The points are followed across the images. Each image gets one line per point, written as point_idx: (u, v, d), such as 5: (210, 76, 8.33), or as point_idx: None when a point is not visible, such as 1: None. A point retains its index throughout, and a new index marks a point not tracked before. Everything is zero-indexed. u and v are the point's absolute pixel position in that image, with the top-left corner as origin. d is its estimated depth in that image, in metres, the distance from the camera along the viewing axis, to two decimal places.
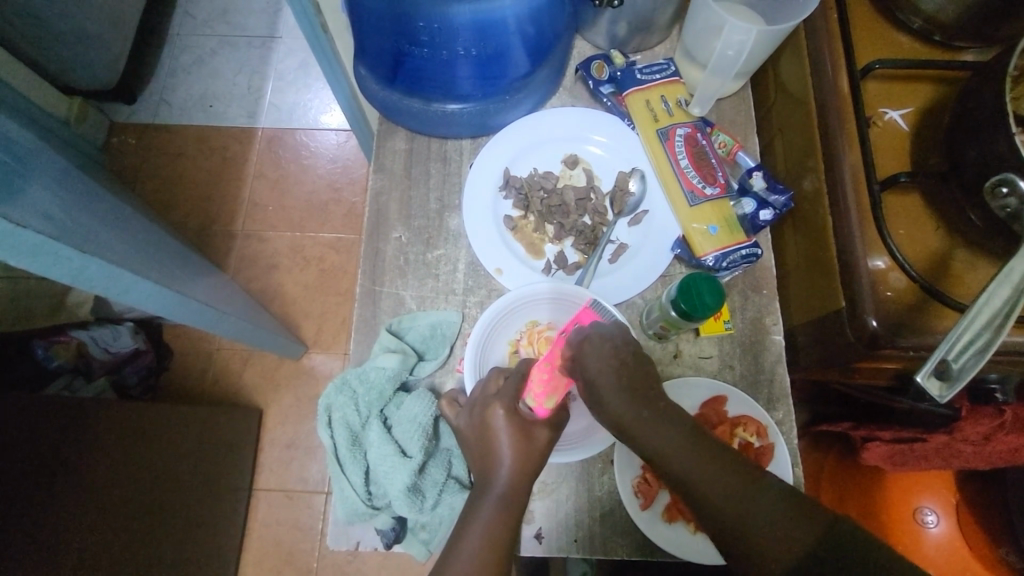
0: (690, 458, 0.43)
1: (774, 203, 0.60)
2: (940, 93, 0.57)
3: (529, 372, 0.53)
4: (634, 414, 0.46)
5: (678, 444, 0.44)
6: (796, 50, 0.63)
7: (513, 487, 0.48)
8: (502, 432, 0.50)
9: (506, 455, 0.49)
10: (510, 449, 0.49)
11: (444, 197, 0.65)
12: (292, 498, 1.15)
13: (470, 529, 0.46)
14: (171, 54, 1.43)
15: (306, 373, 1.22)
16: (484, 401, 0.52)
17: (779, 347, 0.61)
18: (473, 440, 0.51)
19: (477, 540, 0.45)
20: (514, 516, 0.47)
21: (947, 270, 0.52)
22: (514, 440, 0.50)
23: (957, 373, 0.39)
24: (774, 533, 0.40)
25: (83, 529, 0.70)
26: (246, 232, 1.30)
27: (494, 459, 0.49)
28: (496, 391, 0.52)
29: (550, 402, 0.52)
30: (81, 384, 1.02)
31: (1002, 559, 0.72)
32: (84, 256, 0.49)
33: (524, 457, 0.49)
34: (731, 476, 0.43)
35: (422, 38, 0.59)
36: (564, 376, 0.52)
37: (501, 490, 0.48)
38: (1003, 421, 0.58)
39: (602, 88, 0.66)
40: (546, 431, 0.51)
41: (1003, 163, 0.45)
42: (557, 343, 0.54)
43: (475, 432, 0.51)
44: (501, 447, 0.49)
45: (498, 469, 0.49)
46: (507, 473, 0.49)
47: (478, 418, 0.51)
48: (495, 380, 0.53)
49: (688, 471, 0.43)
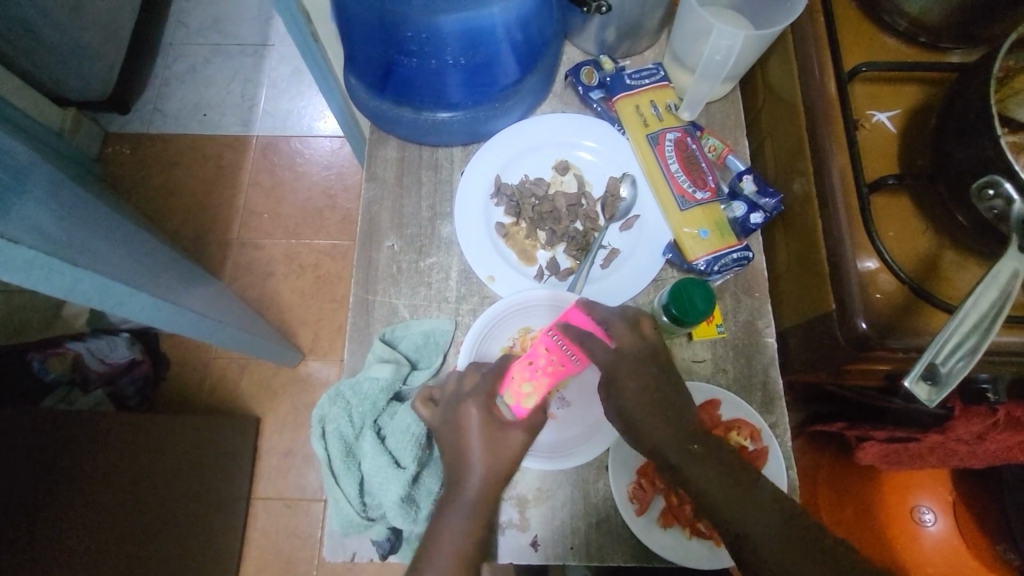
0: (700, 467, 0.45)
1: (764, 206, 0.61)
2: (926, 95, 0.58)
3: (508, 368, 0.53)
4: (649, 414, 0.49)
5: (710, 471, 0.44)
6: (784, 53, 0.63)
7: (484, 490, 0.49)
8: (474, 429, 0.50)
9: (478, 452, 0.49)
10: (482, 449, 0.49)
11: (436, 205, 0.65)
12: (290, 507, 1.15)
13: (444, 528, 0.47)
14: (164, 63, 1.44)
15: (303, 380, 1.22)
16: (459, 399, 0.52)
17: (772, 349, 0.61)
18: (446, 436, 0.51)
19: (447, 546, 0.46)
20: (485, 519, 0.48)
21: (937, 272, 0.52)
22: (485, 438, 0.50)
23: (945, 376, 0.39)
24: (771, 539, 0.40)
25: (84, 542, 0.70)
26: (241, 240, 1.30)
27: (464, 458, 0.50)
28: (472, 387, 0.52)
29: (527, 403, 0.52)
30: (78, 396, 1.02)
31: (999, 556, 0.73)
32: (77, 270, 0.49)
33: (494, 458, 0.49)
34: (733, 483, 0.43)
35: (411, 48, 0.58)
36: (548, 380, 0.53)
37: (472, 492, 0.49)
38: (995, 420, 0.56)
39: (592, 93, 0.67)
40: (520, 433, 0.51)
41: (989, 165, 0.45)
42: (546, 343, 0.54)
43: (449, 430, 0.51)
44: (473, 447, 0.50)
45: (469, 470, 0.49)
46: (479, 475, 0.49)
47: (453, 415, 0.51)
48: (471, 377, 0.53)
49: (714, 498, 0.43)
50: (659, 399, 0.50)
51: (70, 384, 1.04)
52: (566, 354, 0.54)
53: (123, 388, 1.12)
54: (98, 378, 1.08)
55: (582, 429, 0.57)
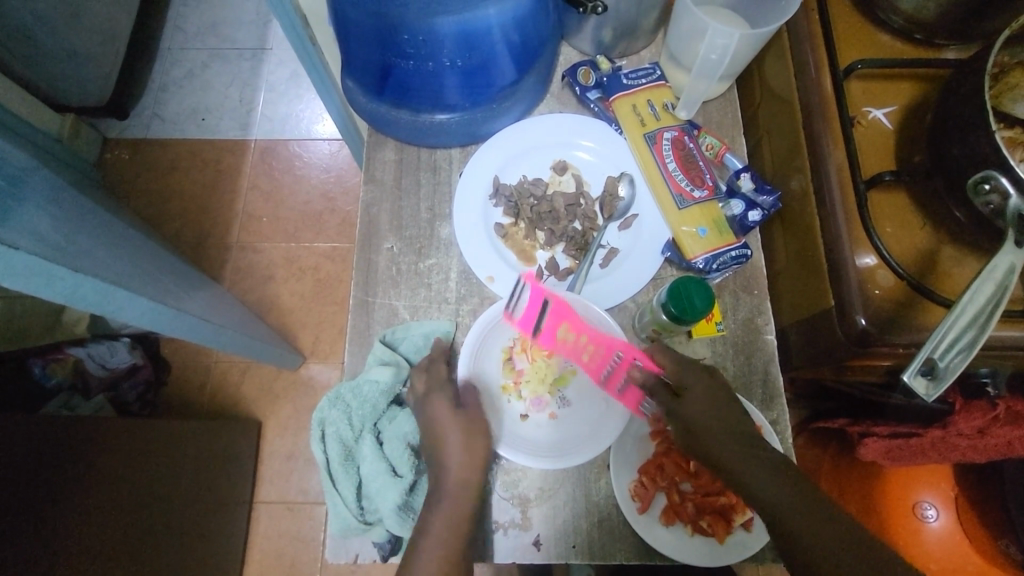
0: (738, 459, 0.48)
1: (762, 203, 0.61)
2: (922, 91, 0.58)
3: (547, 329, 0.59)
4: (690, 404, 0.52)
5: (759, 465, 0.47)
6: (780, 51, 0.63)
7: (466, 478, 0.52)
8: (449, 420, 0.54)
9: (451, 448, 0.53)
10: (459, 442, 0.53)
11: (435, 206, 0.66)
12: (292, 510, 1.15)
13: (433, 519, 0.51)
14: (162, 68, 1.44)
15: (304, 383, 1.22)
16: (434, 394, 0.56)
17: (771, 346, 0.61)
18: (426, 430, 0.55)
19: (433, 544, 0.50)
20: (472, 504, 0.52)
21: (933, 267, 0.52)
22: (457, 435, 0.53)
23: (943, 371, 0.40)
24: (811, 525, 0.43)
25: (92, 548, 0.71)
26: (240, 243, 1.31)
27: (444, 450, 0.53)
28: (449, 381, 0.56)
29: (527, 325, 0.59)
30: (79, 401, 1.03)
31: (1002, 551, 0.73)
32: (77, 275, 0.49)
33: (470, 450, 0.53)
34: (775, 476, 0.46)
35: (408, 51, 0.57)
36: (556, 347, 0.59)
37: (451, 484, 0.52)
38: (996, 414, 0.57)
39: (589, 93, 0.67)
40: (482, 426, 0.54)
41: (984, 160, 0.45)
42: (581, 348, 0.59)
43: (426, 423, 0.55)
44: (449, 437, 0.53)
45: (448, 462, 0.52)
46: (455, 465, 0.52)
47: (428, 411, 0.55)
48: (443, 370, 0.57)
49: (771, 500, 0.45)
50: (712, 399, 0.52)
51: (71, 390, 1.04)
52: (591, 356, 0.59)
53: (124, 393, 1.13)
54: (99, 384, 1.08)
55: (588, 426, 0.57)
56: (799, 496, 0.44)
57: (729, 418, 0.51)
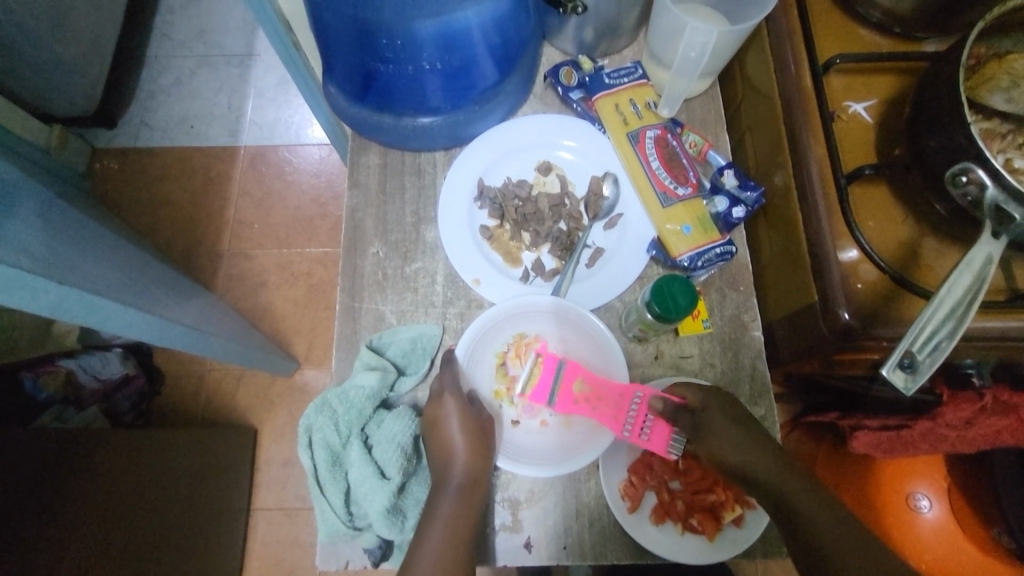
0: (741, 454, 0.52)
1: (746, 200, 0.62)
2: (901, 84, 0.58)
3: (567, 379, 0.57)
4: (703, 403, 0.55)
5: (761, 458, 0.52)
6: (760, 47, 0.63)
7: (472, 475, 0.53)
8: (453, 417, 0.54)
9: (458, 448, 0.53)
10: (466, 441, 0.53)
11: (420, 210, 0.66)
12: (290, 516, 1.15)
13: (438, 515, 0.50)
14: (149, 76, 1.43)
15: (299, 389, 1.22)
16: (440, 392, 0.56)
17: (758, 342, 0.61)
18: (429, 431, 0.55)
19: (438, 537, 0.49)
20: (476, 502, 0.52)
21: (915, 260, 0.52)
22: (465, 431, 0.54)
23: (921, 363, 0.40)
24: (810, 509, 0.48)
25: (92, 560, 0.70)
26: (232, 251, 1.30)
27: (449, 450, 0.53)
28: (452, 381, 0.56)
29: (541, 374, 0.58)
30: (71, 414, 1.03)
31: (996, 540, 0.72)
32: (63, 288, 0.48)
33: (476, 447, 0.53)
34: (775, 466, 0.51)
35: (387, 55, 0.57)
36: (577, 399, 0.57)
37: (458, 481, 0.52)
38: (983, 404, 0.57)
39: (571, 93, 0.67)
40: (485, 425, 0.55)
41: (961, 152, 0.45)
42: (602, 401, 0.56)
43: (429, 422, 0.55)
44: (455, 437, 0.53)
45: (453, 460, 0.53)
46: (461, 463, 0.53)
47: (433, 409, 0.56)
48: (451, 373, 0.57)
49: (786, 494, 0.49)
50: (729, 413, 0.54)
51: (63, 403, 1.05)
52: (616, 411, 0.55)
53: (117, 404, 1.12)
54: (91, 396, 1.09)
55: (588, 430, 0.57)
56: (799, 485, 0.49)
57: (749, 430, 0.53)
